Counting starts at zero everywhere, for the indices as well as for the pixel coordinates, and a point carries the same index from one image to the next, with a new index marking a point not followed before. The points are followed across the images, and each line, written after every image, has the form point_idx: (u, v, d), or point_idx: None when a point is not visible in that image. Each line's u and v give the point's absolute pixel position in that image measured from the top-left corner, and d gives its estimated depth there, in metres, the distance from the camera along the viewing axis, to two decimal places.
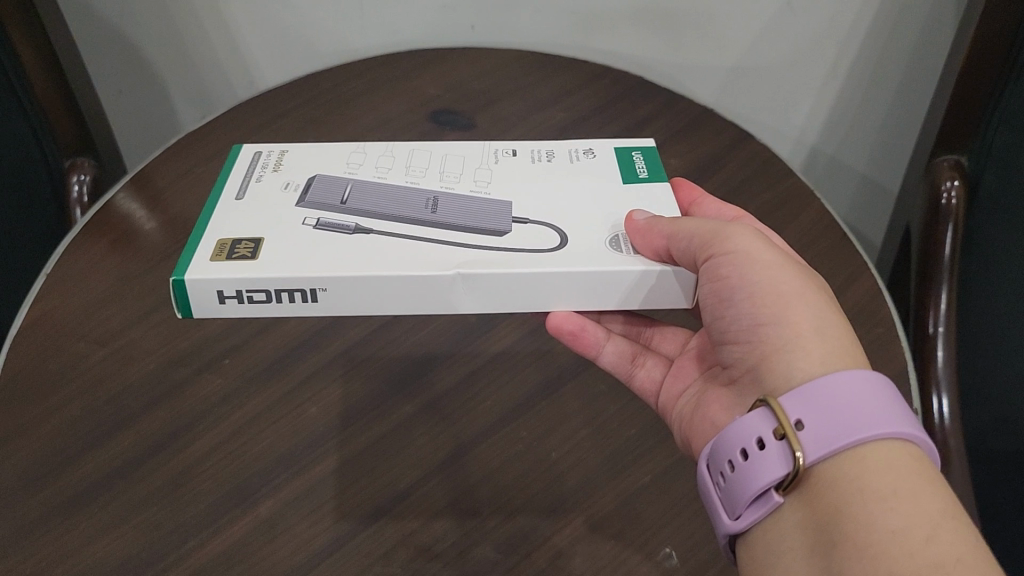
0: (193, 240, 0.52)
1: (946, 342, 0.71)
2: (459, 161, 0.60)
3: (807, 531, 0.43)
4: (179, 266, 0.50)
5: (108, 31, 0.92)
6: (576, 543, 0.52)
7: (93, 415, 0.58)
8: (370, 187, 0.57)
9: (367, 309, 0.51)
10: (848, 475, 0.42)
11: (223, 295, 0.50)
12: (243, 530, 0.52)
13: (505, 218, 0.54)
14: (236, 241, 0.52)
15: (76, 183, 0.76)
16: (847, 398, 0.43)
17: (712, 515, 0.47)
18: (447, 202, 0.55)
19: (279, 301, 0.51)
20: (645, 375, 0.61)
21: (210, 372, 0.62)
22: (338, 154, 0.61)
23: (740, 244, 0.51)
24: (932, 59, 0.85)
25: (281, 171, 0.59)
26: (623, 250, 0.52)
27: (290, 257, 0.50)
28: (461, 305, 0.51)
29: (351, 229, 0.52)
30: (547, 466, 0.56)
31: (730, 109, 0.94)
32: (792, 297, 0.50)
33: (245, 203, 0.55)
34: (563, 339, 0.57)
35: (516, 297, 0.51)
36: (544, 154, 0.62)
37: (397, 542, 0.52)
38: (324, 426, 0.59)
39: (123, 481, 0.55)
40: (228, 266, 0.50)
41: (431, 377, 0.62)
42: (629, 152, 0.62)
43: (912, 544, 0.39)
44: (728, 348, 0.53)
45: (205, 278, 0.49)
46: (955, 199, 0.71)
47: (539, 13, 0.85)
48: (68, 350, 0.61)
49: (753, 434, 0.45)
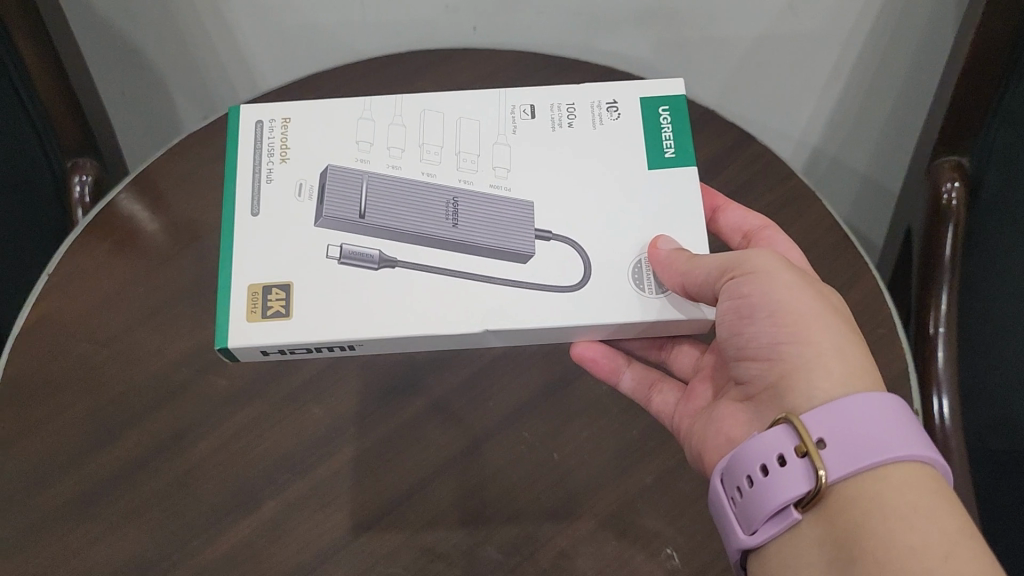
0: (222, 290, 0.54)
1: (946, 341, 0.71)
2: (475, 128, 0.59)
3: (824, 546, 0.44)
4: (218, 332, 0.52)
5: (108, 32, 0.91)
6: (580, 543, 0.53)
7: (99, 415, 0.59)
8: (385, 185, 0.56)
9: (400, 347, 0.55)
10: (867, 492, 0.43)
11: (266, 350, 0.53)
12: (247, 530, 0.54)
13: (528, 232, 0.55)
14: (268, 288, 0.53)
15: (79, 183, 0.76)
16: (868, 417, 0.43)
17: (725, 528, 0.47)
18: (468, 210, 0.56)
19: (319, 352, 0.54)
20: (662, 401, 0.58)
21: (214, 371, 0.61)
22: (346, 126, 0.59)
23: (760, 269, 0.51)
24: (934, 60, 0.85)
25: (289, 160, 0.57)
26: (648, 292, 0.54)
27: (327, 311, 0.53)
28: (488, 340, 0.55)
29: (375, 262, 0.53)
30: (551, 466, 0.56)
31: (732, 110, 0.95)
32: (813, 321, 0.50)
33: (263, 219, 0.55)
34: (583, 363, 0.57)
35: (542, 334, 0.54)
36: (565, 113, 0.60)
37: (400, 543, 0.53)
38: (328, 427, 0.58)
39: (130, 481, 0.56)
40: (266, 327, 0.52)
41: (435, 377, 0.61)
42: (656, 105, 0.59)
43: (932, 564, 0.40)
44: (743, 364, 0.53)
45: (247, 343, 0.52)
46: (955, 199, 0.72)
47: (543, 14, 0.85)
48: (73, 350, 0.62)
49: (774, 449, 0.45)
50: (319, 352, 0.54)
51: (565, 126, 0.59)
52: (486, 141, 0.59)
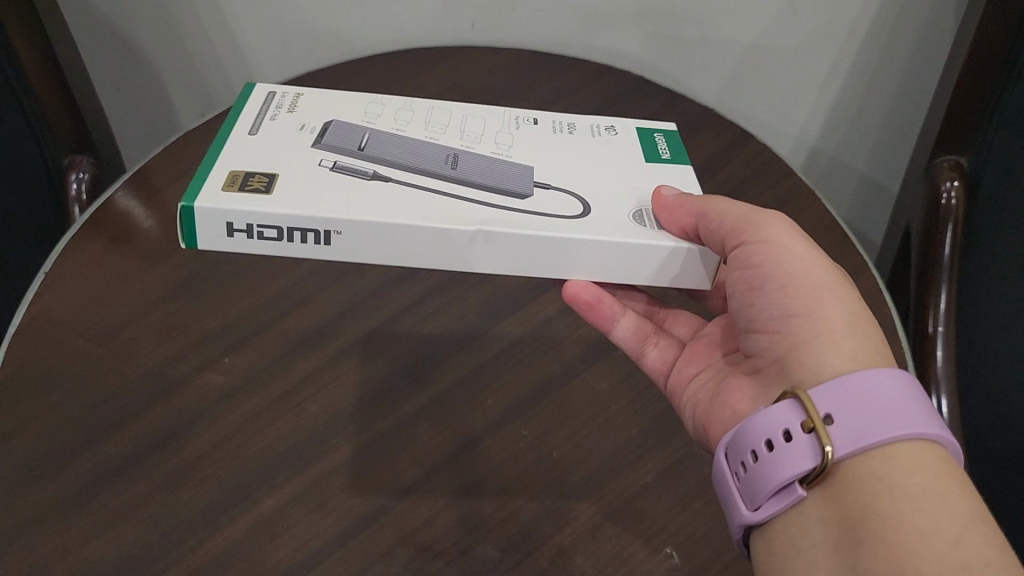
0: (203, 171, 0.52)
1: (945, 340, 0.71)
2: (479, 122, 0.60)
3: (827, 525, 0.43)
4: (187, 194, 0.50)
5: (107, 27, 0.91)
6: (577, 542, 0.51)
7: (93, 412, 0.57)
8: (388, 138, 0.56)
9: (377, 260, 0.51)
10: (876, 472, 0.42)
11: (233, 227, 0.50)
12: (244, 528, 0.52)
13: (526, 182, 0.54)
14: (250, 174, 0.52)
15: (75, 180, 0.75)
16: (881, 388, 0.44)
17: (728, 504, 0.47)
18: (467, 160, 0.55)
19: (291, 242, 0.50)
20: (657, 356, 0.61)
21: (209, 370, 0.60)
22: (354, 102, 0.60)
23: (773, 235, 0.51)
24: (932, 56, 0.85)
25: (296, 112, 0.58)
26: (648, 225, 0.52)
27: (307, 197, 0.50)
28: (477, 264, 0.51)
29: (368, 175, 0.52)
30: (551, 463, 0.55)
31: (732, 109, 0.95)
32: (823, 288, 0.50)
33: (258, 138, 0.55)
34: (578, 308, 0.57)
35: (533, 258, 0.51)
36: (564, 126, 0.62)
37: (399, 540, 0.51)
38: (324, 424, 0.57)
39: (121, 478, 0.54)
40: (240, 197, 0.50)
41: (434, 372, 0.61)
42: (651, 133, 0.62)
43: (940, 547, 0.39)
44: (754, 336, 0.53)
45: (217, 208, 0.49)
46: (954, 199, 0.71)
47: (541, 12, 0.85)
48: (68, 347, 0.61)
49: (779, 425, 0.44)
50: (290, 241, 0.50)
51: (564, 133, 0.61)
52: (489, 130, 0.60)
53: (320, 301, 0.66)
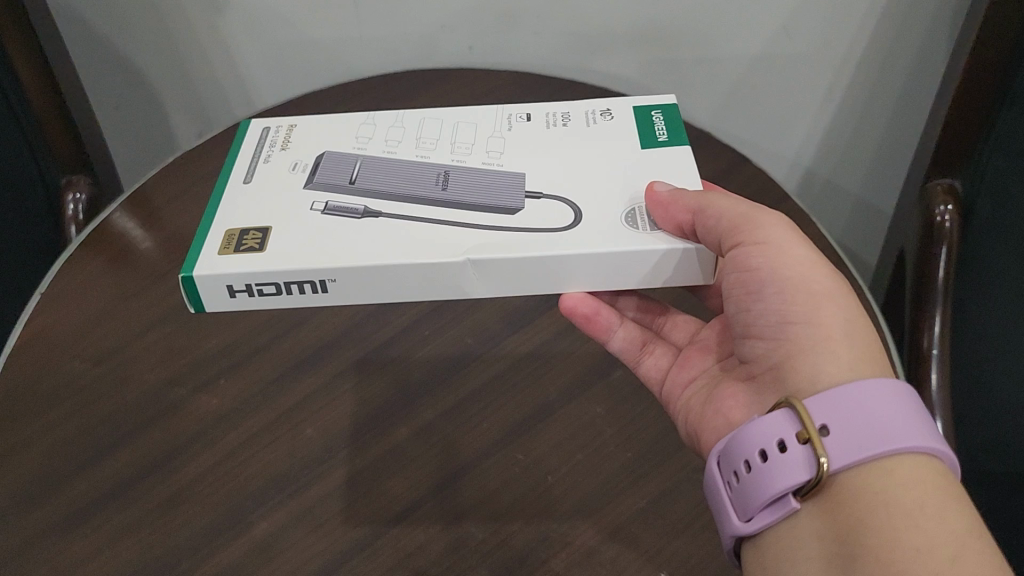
0: (199, 234, 0.52)
1: (940, 364, 0.71)
2: (471, 129, 0.61)
3: (822, 540, 0.43)
4: (186, 262, 0.50)
5: (106, 49, 0.92)
6: (571, 567, 0.51)
7: (89, 433, 0.57)
8: (379, 163, 0.57)
9: (378, 296, 0.51)
10: (873, 487, 0.42)
11: (233, 288, 0.50)
12: (238, 552, 0.51)
13: (520, 194, 0.54)
14: (244, 231, 0.52)
15: (73, 200, 0.75)
16: (877, 400, 0.43)
17: (720, 515, 0.47)
18: (457, 177, 0.55)
19: (290, 293, 0.51)
20: (651, 363, 0.61)
21: (205, 393, 0.60)
22: (346, 129, 0.61)
23: (771, 236, 0.52)
24: (927, 84, 0.86)
25: (289, 148, 0.59)
26: (639, 227, 0.51)
27: (308, 246, 0.51)
28: (473, 290, 0.52)
29: (359, 212, 0.53)
30: (545, 487, 0.55)
31: (728, 134, 0.95)
32: (822, 297, 0.50)
33: (252, 188, 0.56)
34: (577, 319, 0.58)
35: (528, 280, 0.52)
36: (559, 117, 0.62)
37: (393, 565, 0.51)
38: (321, 448, 0.57)
39: (117, 502, 0.53)
40: (236, 258, 0.50)
41: (430, 395, 0.61)
42: (649, 112, 0.61)
43: (938, 566, 0.39)
44: (750, 344, 0.53)
45: (216, 272, 0.49)
46: (949, 221, 0.72)
47: (539, 35, 0.86)
48: (66, 368, 0.61)
49: (774, 435, 0.44)
50: (290, 293, 0.51)
51: (559, 125, 0.61)
52: (481, 137, 0.60)
53: (318, 320, 0.66)
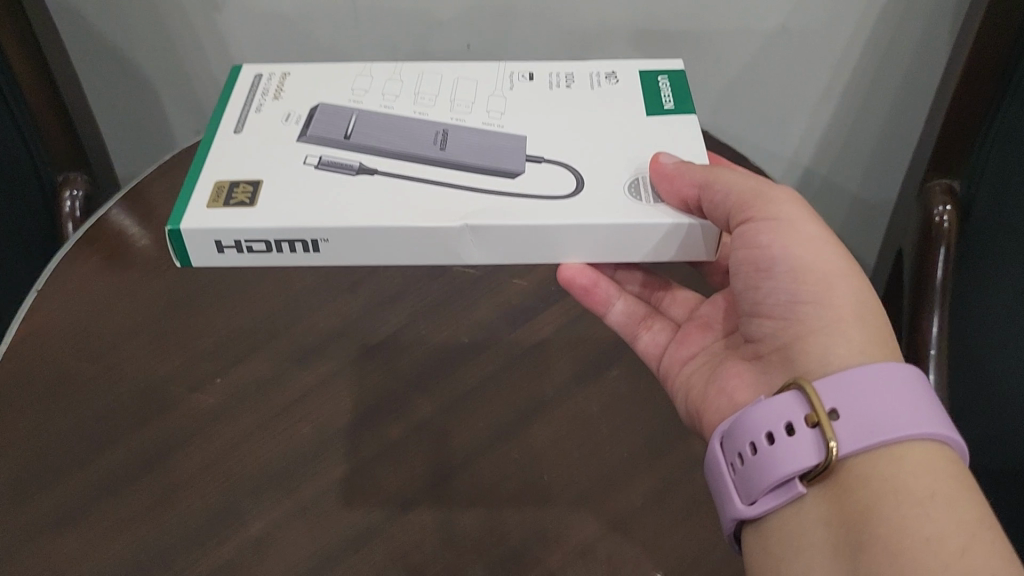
0: (189, 181, 0.54)
1: (937, 363, 0.71)
2: (470, 87, 0.62)
3: (827, 526, 0.43)
4: (174, 216, 0.52)
5: (103, 47, 0.91)
6: (567, 565, 0.51)
7: (85, 429, 0.57)
8: (376, 119, 0.59)
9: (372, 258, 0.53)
10: (881, 473, 0.42)
11: (222, 244, 0.52)
12: (234, 549, 0.51)
13: (521, 158, 0.55)
14: (234, 183, 0.54)
15: (70, 197, 0.75)
16: (889, 385, 0.43)
17: (722, 498, 0.47)
18: (454, 137, 0.57)
19: (281, 251, 0.53)
20: (651, 338, 0.62)
21: (201, 389, 0.60)
22: (341, 80, 0.63)
23: (785, 212, 0.52)
24: (925, 85, 0.87)
25: (281, 98, 0.61)
26: (641, 199, 0.53)
27: (299, 206, 0.52)
28: (467, 255, 0.53)
29: (354, 169, 0.54)
30: (542, 484, 0.55)
31: (724, 135, 0.96)
32: (834, 277, 0.51)
33: (242, 137, 0.57)
34: (574, 289, 0.60)
35: (532, 250, 0.53)
36: (561, 78, 0.63)
37: (389, 562, 0.51)
38: (317, 445, 0.57)
39: (111, 498, 0.53)
40: (226, 212, 0.52)
41: (427, 391, 0.61)
42: (653, 77, 0.62)
43: (947, 553, 0.39)
44: (757, 321, 0.53)
45: (204, 228, 0.51)
46: (947, 221, 0.72)
47: (538, 35, 0.86)
48: (61, 364, 0.60)
49: (781, 418, 0.44)
50: (280, 251, 0.53)
51: (563, 86, 0.62)
52: (482, 96, 0.61)
53: (314, 317, 0.65)
